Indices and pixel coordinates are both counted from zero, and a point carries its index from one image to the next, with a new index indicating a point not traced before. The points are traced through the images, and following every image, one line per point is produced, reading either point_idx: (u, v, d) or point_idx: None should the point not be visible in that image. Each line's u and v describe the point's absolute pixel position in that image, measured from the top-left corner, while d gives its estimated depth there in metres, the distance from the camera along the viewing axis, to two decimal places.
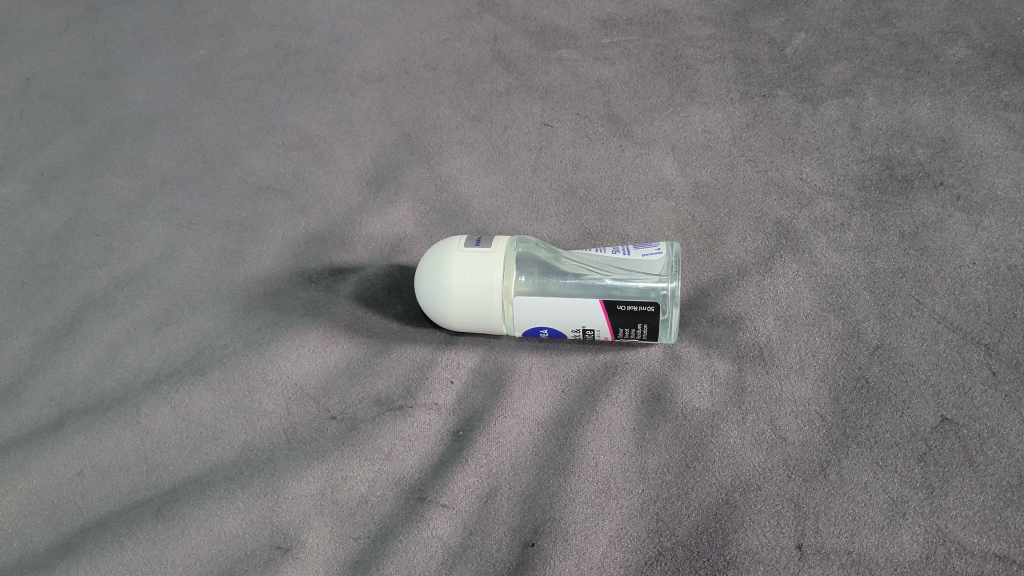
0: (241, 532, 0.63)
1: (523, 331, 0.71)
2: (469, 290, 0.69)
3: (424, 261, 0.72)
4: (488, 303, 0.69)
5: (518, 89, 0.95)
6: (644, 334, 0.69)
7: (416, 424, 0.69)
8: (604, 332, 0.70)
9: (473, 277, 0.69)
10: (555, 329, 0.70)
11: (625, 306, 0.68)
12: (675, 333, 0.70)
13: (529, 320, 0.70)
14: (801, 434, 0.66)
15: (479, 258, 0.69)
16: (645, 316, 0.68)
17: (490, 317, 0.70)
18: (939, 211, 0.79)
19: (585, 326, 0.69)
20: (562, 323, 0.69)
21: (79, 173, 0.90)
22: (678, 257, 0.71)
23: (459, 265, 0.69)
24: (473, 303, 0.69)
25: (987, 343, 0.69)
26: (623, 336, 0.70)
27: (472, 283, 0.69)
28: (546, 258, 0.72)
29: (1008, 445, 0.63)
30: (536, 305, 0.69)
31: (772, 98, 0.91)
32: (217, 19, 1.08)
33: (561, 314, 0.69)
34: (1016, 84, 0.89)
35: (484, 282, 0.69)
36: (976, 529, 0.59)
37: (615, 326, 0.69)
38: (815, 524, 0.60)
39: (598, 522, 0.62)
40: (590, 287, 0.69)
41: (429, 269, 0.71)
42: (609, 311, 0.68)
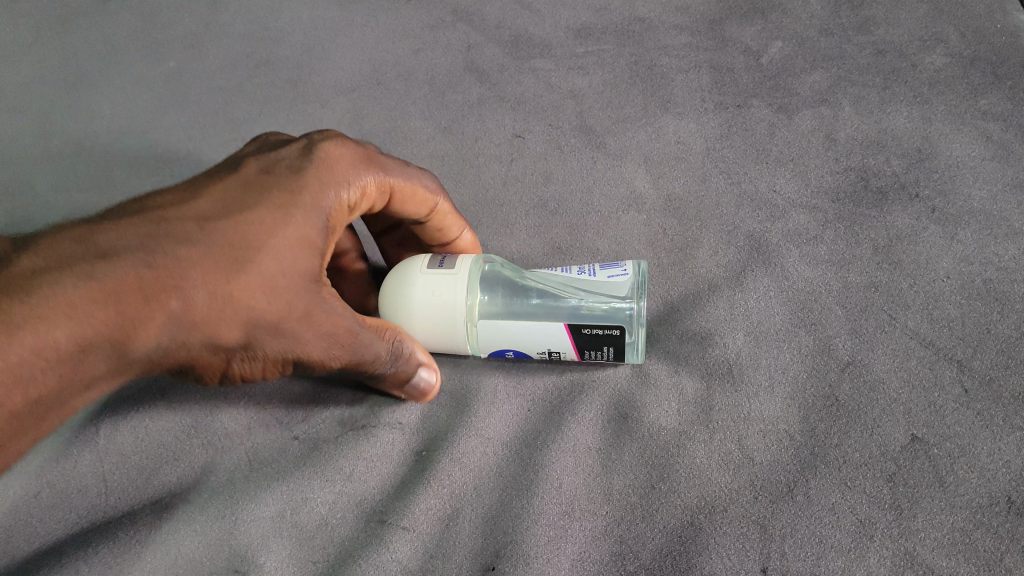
0: (197, 555, 0.62)
1: (489, 353, 0.70)
2: (433, 312, 0.68)
3: (387, 282, 0.71)
4: (450, 325, 0.68)
5: (490, 99, 0.93)
6: (611, 355, 0.68)
7: (379, 445, 0.69)
8: (570, 354, 0.69)
9: (437, 299, 0.68)
10: (520, 352, 0.69)
11: (590, 329, 0.66)
12: (643, 350, 0.69)
13: (493, 343, 0.69)
14: (768, 453, 0.65)
15: (443, 279, 0.68)
16: (611, 339, 0.67)
17: (452, 339, 0.69)
18: (912, 223, 0.78)
19: (550, 349, 0.68)
20: (527, 346, 0.68)
21: (46, 181, 0.86)
22: (645, 276, 0.70)
23: (423, 286, 0.68)
24: (437, 324, 0.68)
25: (959, 359, 0.68)
26: (589, 357, 0.69)
27: (436, 305, 0.68)
28: (512, 278, 0.72)
29: (978, 465, 0.62)
30: (500, 328, 0.68)
31: (746, 109, 0.89)
32: (188, 24, 1.03)
33: (525, 338, 0.68)
34: (994, 92, 0.88)
35: (449, 304, 0.67)
36: (944, 552, 0.58)
37: (581, 349, 0.68)
38: (781, 547, 0.60)
39: (559, 546, 0.61)
40: (557, 314, 0.69)
41: (392, 290, 0.70)
42: (574, 335, 0.67)
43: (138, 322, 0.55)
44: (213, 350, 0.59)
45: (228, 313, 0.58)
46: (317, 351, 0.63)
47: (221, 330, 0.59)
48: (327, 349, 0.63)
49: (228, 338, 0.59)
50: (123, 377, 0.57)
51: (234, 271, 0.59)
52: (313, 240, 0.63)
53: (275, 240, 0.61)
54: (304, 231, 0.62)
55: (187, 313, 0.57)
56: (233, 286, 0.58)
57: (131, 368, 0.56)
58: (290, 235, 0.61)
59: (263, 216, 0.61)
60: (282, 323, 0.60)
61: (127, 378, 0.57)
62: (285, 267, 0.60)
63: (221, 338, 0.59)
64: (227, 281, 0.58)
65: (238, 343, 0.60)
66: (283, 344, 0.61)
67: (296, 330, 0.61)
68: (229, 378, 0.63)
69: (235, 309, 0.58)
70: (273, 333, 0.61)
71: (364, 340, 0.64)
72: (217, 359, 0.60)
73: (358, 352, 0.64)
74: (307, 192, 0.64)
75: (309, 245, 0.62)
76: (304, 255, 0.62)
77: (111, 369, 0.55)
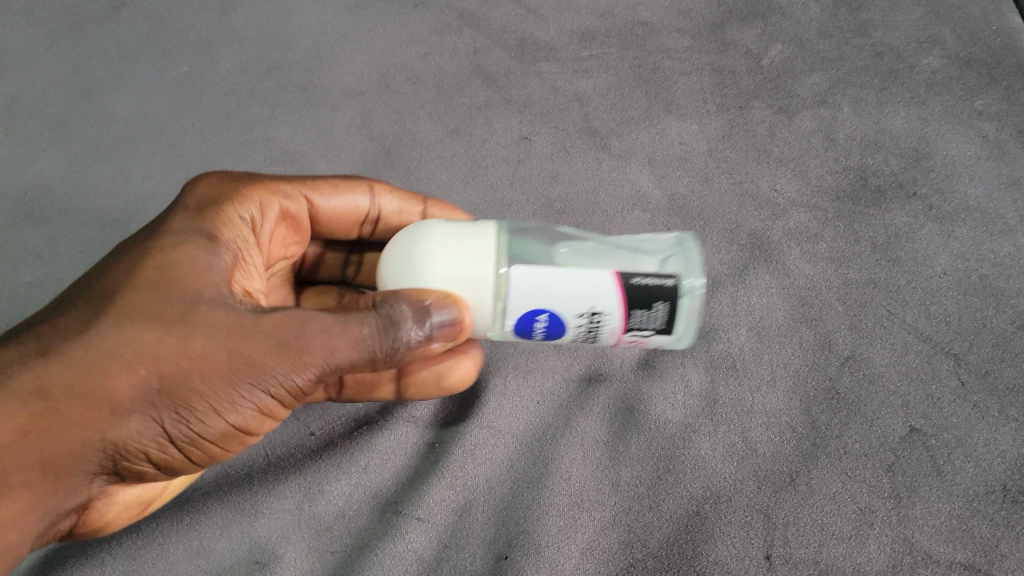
0: (219, 546, 0.64)
1: (518, 318, 0.60)
2: (457, 258, 0.59)
3: (397, 236, 0.62)
4: (482, 271, 0.58)
5: (497, 102, 0.94)
6: (663, 317, 0.60)
7: (393, 437, 0.71)
8: (615, 317, 0.60)
9: (464, 244, 0.59)
10: (554, 314, 0.59)
11: (641, 279, 0.59)
12: (697, 327, 0.62)
13: (526, 301, 0.59)
14: (772, 445, 0.67)
15: (466, 228, 0.61)
16: (665, 290, 0.59)
17: (480, 295, 0.59)
18: (910, 221, 0.80)
19: (593, 308, 0.59)
20: (567, 303, 0.59)
21: (65, 189, 0.88)
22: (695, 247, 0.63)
23: (445, 233, 0.60)
24: (460, 273, 0.58)
25: (956, 352, 0.71)
26: (635, 323, 0.60)
27: (462, 249, 0.59)
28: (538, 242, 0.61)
29: (975, 455, 0.65)
30: (540, 279, 0.58)
31: (747, 110, 0.91)
32: (197, 22, 1.02)
33: (567, 290, 0.58)
34: (989, 94, 0.90)
35: (477, 250, 0.59)
36: (941, 539, 0.61)
37: (630, 307, 0.59)
38: (784, 535, 0.62)
39: (569, 535, 0.64)
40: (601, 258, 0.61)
41: (403, 242, 0.61)
42: (627, 283, 0.59)
43: (40, 406, 0.49)
44: (143, 413, 0.51)
45: (138, 360, 0.51)
46: (266, 363, 0.53)
47: (138, 384, 0.51)
48: (278, 354, 0.53)
49: (151, 389, 0.51)
50: (55, 489, 0.51)
51: (133, 314, 0.53)
52: (227, 253, 0.59)
53: (174, 261, 0.56)
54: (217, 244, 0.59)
55: (92, 373, 0.51)
56: (137, 329, 0.52)
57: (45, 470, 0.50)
58: (192, 248, 0.57)
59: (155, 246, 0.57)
60: (202, 349, 0.52)
61: (60, 484, 0.51)
62: (199, 291, 0.55)
63: (142, 392, 0.51)
64: (128, 327, 0.52)
65: (166, 391, 0.51)
66: (218, 374, 0.52)
67: (226, 352, 0.52)
68: (200, 444, 0.54)
69: (149, 355, 0.51)
70: (200, 365, 0.52)
71: (325, 326, 0.55)
72: (154, 425, 0.52)
73: (319, 341, 0.54)
74: (209, 211, 0.62)
75: (224, 263, 0.58)
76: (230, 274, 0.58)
77: (20, 480, 0.49)
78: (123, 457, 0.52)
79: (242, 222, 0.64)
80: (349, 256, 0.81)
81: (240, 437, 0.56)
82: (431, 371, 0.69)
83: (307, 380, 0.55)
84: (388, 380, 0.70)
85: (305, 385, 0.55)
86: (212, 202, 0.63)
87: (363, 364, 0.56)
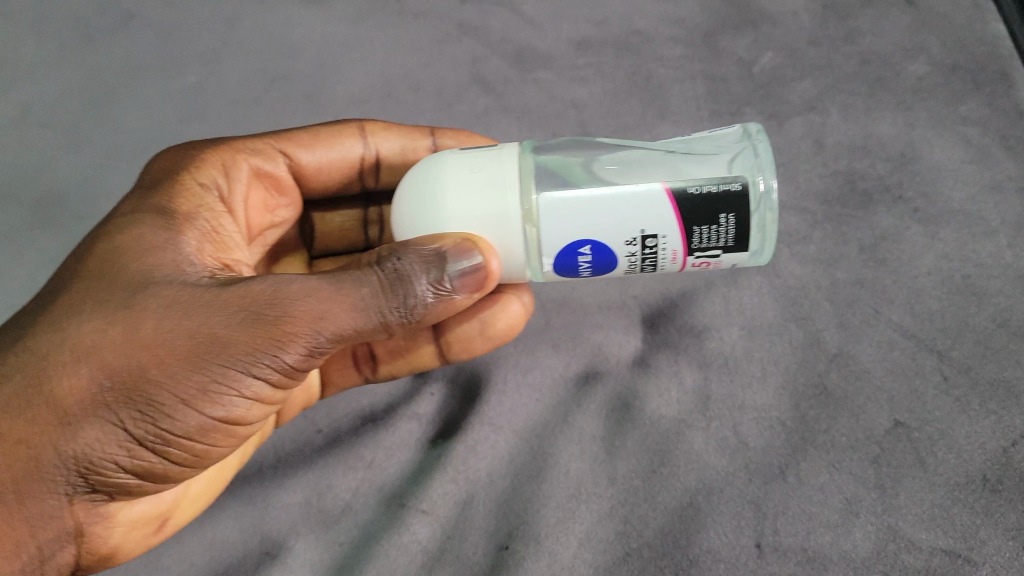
0: (231, 539, 0.68)
1: (563, 250, 0.60)
2: (474, 191, 0.60)
3: (414, 171, 0.63)
4: (501, 209, 0.59)
5: (496, 110, 0.97)
6: (728, 232, 0.59)
7: (398, 433, 0.74)
8: (672, 237, 0.59)
9: (480, 174, 0.60)
10: (601, 244, 0.60)
11: (696, 191, 0.58)
12: (772, 241, 0.61)
13: (565, 232, 0.59)
14: (762, 438, 0.70)
15: (484, 156, 0.62)
16: (725, 201, 0.58)
17: (505, 232, 0.60)
18: (896, 223, 0.82)
19: (646, 230, 0.59)
20: (611, 232, 0.59)
21: (78, 197, 0.91)
22: (765, 147, 0.62)
23: (461, 164, 0.61)
24: (479, 208, 0.60)
25: (940, 349, 0.73)
26: (695, 241, 0.60)
27: (478, 181, 0.60)
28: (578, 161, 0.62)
29: (957, 446, 0.68)
30: (583, 207, 0.59)
31: (739, 117, 0.93)
32: (200, 28, 1.03)
33: (608, 218, 0.59)
34: (974, 99, 0.89)
35: (494, 180, 0.60)
36: (923, 526, 0.64)
37: (687, 225, 0.59)
38: (774, 524, 0.65)
39: (568, 525, 0.67)
40: (650, 175, 0.60)
41: (420, 177, 0.62)
42: (677, 199, 0.58)
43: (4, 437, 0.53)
44: (98, 416, 0.54)
45: (88, 360, 0.54)
46: (233, 341, 0.54)
47: (91, 387, 0.54)
48: (244, 329, 0.54)
49: (104, 389, 0.54)
50: (25, 511, 0.54)
51: (85, 311, 0.56)
52: (193, 225, 0.64)
53: (126, 245, 0.59)
54: (174, 218, 0.63)
55: (43, 388, 0.54)
56: (88, 326, 0.55)
57: (11, 496, 0.54)
58: (149, 225, 0.61)
59: (108, 229, 0.61)
60: (155, 337, 0.54)
61: (30, 505, 0.54)
62: (152, 275, 0.57)
63: (93, 395, 0.54)
64: (79, 325, 0.55)
65: (121, 387, 0.53)
66: (181, 361, 0.54)
67: (187, 336, 0.54)
68: (174, 440, 0.55)
69: (100, 354, 0.54)
70: (157, 354, 0.54)
71: (300, 291, 0.55)
72: (114, 427, 0.54)
73: (296, 307, 0.55)
74: (174, 187, 0.67)
75: (185, 236, 0.62)
76: (193, 246, 0.62)
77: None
78: (90, 467, 0.54)
79: (207, 191, 0.69)
80: (367, 213, 0.86)
81: (224, 427, 0.57)
82: (474, 322, 0.74)
83: (298, 354, 0.55)
84: (430, 342, 0.75)
85: (297, 359, 0.56)
86: (173, 175, 0.69)
87: (367, 324, 0.56)
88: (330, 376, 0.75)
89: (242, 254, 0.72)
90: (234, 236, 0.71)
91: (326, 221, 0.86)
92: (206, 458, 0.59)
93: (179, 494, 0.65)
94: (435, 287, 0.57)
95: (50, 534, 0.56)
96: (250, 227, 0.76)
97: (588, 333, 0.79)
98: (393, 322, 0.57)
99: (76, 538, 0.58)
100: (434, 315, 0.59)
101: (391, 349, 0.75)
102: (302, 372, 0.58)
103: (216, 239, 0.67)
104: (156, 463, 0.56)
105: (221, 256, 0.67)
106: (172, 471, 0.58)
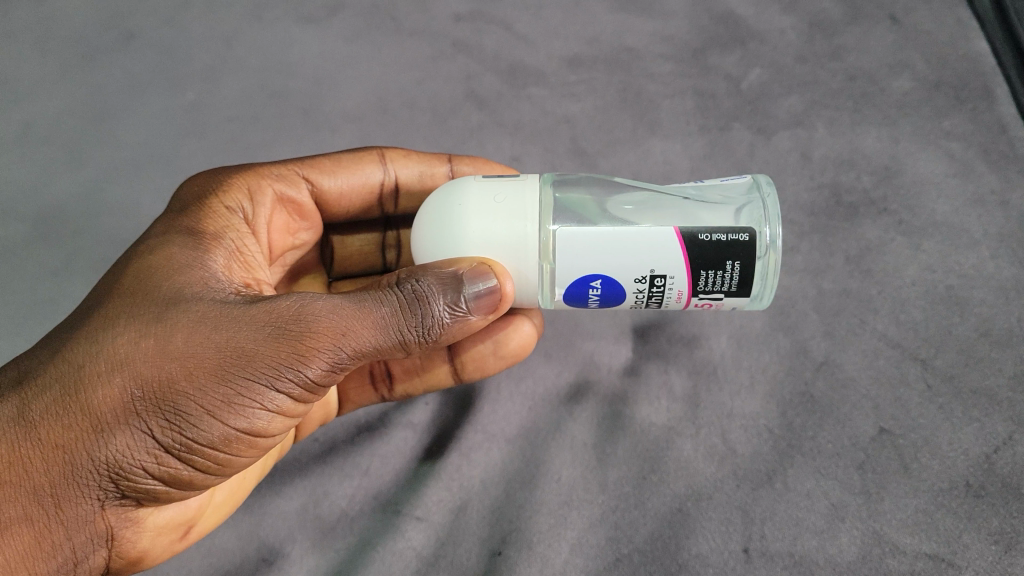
0: (229, 545, 0.70)
1: (573, 283, 0.61)
2: (494, 218, 0.61)
3: (435, 197, 0.65)
4: (518, 239, 0.61)
5: (490, 125, 0.99)
6: (733, 278, 0.60)
7: (393, 441, 0.75)
8: (680, 279, 0.60)
9: (500, 203, 0.62)
10: (610, 278, 0.61)
11: (706, 236, 0.60)
12: (772, 288, 0.63)
13: (575, 267, 0.60)
14: (750, 445, 0.72)
15: (505, 186, 0.63)
16: (733, 248, 0.60)
17: (521, 260, 0.61)
18: (881, 235, 0.83)
19: (656, 270, 0.60)
20: (621, 269, 0.60)
21: (79, 212, 0.93)
22: (775, 198, 0.63)
23: (482, 192, 0.63)
24: (496, 235, 0.61)
25: (924, 358, 0.75)
26: (702, 285, 0.61)
27: (498, 209, 0.62)
28: (592, 199, 0.65)
29: (941, 453, 0.69)
30: (595, 243, 0.60)
31: (728, 131, 0.94)
32: (198, 47, 1.05)
33: (619, 255, 0.60)
34: (957, 114, 0.90)
35: (514, 210, 0.61)
36: (908, 531, 0.66)
37: (695, 267, 0.60)
38: (761, 529, 0.67)
39: (560, 531, 0.69)
40: (661, 218, 0.62)
41: (440, 202, 0.64)
42: (687, 242, 0.60)
43: (38, 444, 0.53)
44: (128, 425, 0.53)
45: (119, 370, 0.54)
46: (259, 354, 0.54)
47: (120, 396, 0.53)
48: (270, 344, 0.54)
49: (135, 398, 0.53)
50: (59, 518, 0.53)
51: (117, 324, 0.56)
52: (221, 245, 0.66)
53: (155, 264, 0.60)
54: (201, 239, 0.64)
55: (78, 395, 0.53)
56: (120, 337, 0.55)
57: (45, 501, 0.53)
58: (179, 246, 0.62)
59: (139, 250, 0.62)
60: (185, 350, 0.54)
61: (64, 511, 0.53)
62: (179, 291, 0.58)
63: (124, 404, 0.53)
64: (111, 336, 0.55)
65: (151, 397, 0.53)
66: (208, 374, 0.54)
67: (215, 350, 0.54)
68: (200, 451, 0.55)
69: (132, 364, 0.54)
70: (186, 366, 0.54)
71: (324, 307, 0.56)
72: (143, 435, 0.54)
73: (320, 323, 0.55)
74: (201, 208, 0.68)
75: (214, 257, 0.63)
76: (220, 265, 0.63)
77: (19, 512, 0.52)
78: (121, 474, 0.54)
79: (234, 213, 0.70)
80: (385, 237, 0.88)
81: (247, 440, 0.57)
82: (489, 342, 0.73)
83: (321, 370, 0.55)
84: (446, 363, 0.75)
85: (320, 374, 0.56)
86: (201, 198, 0.70)
87: (386, 341, 0.57)
88: (348, 394, 0.75)
89: (265, 274, 0.72)
90: (257, 256, 0.72)
91: (345, 244, 0.88)
92: (230, 468, 0.58)
93: (204, 502, 0.65)
94: (451, 309, 0.58)
95: (83, 537, 0.55)
96: (272, 249, 0.77)
97: (580, 343, 0.80)
98: (411, 342, 0.58)
99: (108, 542, 0.57)
100: (450, 334, 0.60)
101: (408, 368, 0.75)
102: (322, 388, 0.58)
103: (242, 258, 0.68)
104: (182, 473, 0.56)
105: (247, 276, 0.68)
106: (197, 480, 0.57)
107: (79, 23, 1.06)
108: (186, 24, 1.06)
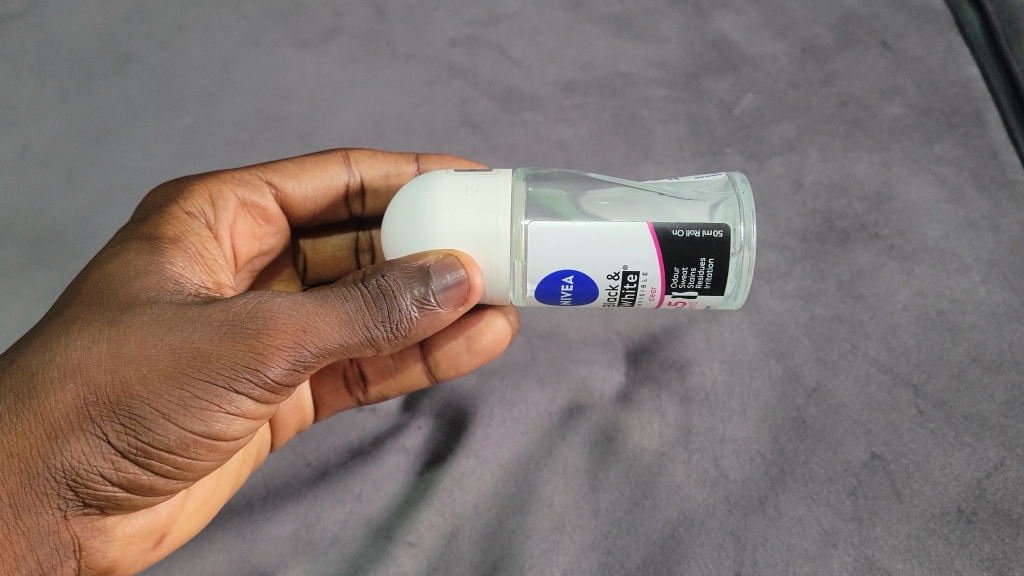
0: (220, 570, 0.70)
1: (544, 280, 0.62)
2: (466, 212, 0.61)
3: (407, 190, 0.65)
4: (490, 233, 0.61)
5: (484, 150, 0.99)
6: (707, 275, 0.61)
7: (386, 466, 0.75)
8: (653, 275, 0.61)
9: (473, 196, 0.62)
10: (583, 275, 0.61)
11: (680, 233, 0.60)
12: (747, 286, 0.64)
13: (548, 262, 0.61)
14: (743, 471, 0.72)
15: (479, 180, 0.64)
16: (708, 246, 0.61)
17: (493, 254, 0.61)
18: (873, 260, 0.84)
19: (628, 266, 0.61)
20: (593, 265, 0.61)
21: (74, 235, 0.93)
22: (751, 198, 0.64)
23: (455, 185, 0.63)
24: (469, 228, 0.61)
25: (916, 383, 0.75)
26: (675, 282, 0.62)
27: (470, 202, 0.62)
28: (566, 195, 0.65)
29: (932, 479, 0.69)
30: (566, 239, 0.60)
31: (721, 156, 0.95)
32: (196, 72, 1.05)
33: (593, 251, 0.60)
34: (949, 139, 0.90)
35: (487, 202, 0.62)
36: (899, 557, 0.66)
37: (668, 265, 0.61)
38: (753, 555, 0.67)
39: (552, 557, 0.69)
40: (635, 214, 0.62)
41: (411, 195, 0.64)
42: (661, 239, 0.60)
43: None
44: (83, 429, 0.53)
45: (73, 375, 0.54)
46: (215, 355, 0.54)
47: (75, 402, 0.54)
48: (226, 343, 0.55)
49: (89, 403, 0.54)
50: (20, 528, 0.53)
51: (71, 332, 0.56)
52: (181, 249, 0.66)
53: (112, 272, 0.61)
54: (160, 243, 0.65)
55: (30, 403, 0.54)
56: (75, 344, 0.55)
57: (6, 512, 0.53)
58: (137, 252, 0.63)
59: (96, 260, 0.63)
60: (139, 353, 0.54)
61: (24, 520, 0.53)
62: (134, 296, 0.58)
63: (79, 409, 0.53)
64: (66, 343, 0.56)
65: (105, 401, 0.54)
66: (164, 375, 0.54)
67: (170, 352, 0.54)
68: (158, 455, 0.55)
69: (85, 369, 0.54)
70: (140, 369, 0.54)
71: (283, 306, 0.56)
72: (99, 440, 0.54)
73: (277, 320, 0.55)
74: (162, 215, 0.69)
75: (172, 260, 0.64)
76: (181, 267, 0.64)
77: None
78: (79, 481, 0.54)
79: (195, 218, 0.71)
80: (358, 238, 0.89)
81: (209, 443, 0.56)
82: (461, 338, 0.75)
83: (282, 369, 0.55)
84: (419, 361, 0.77)
85: (282, 374, 0.56)
86: (161, 206, 0.70)
87: (351, 338, 0.57)
88: (323, 398, 0.78)
89: (227, 277, 0.72)
90: (220, 260, 0.72)
91: (318, 248, 0.89)
92: (194, 471, 0.58)
93: (173, 510, 0.65)
94: (419, 303, 0.59)
95: (48, 548, 0.55)
96: (237, 255, 0.77)
97: (573, 368, 0.80)
98: (379, 338, 0.58)
99: (76, 553, 0.57)
100: (420, 330, 0.60)
101: (381, 369, 0.77)
102: (286, 388, 0.58)
103: (204, 261, 0.68)
104: (142, 477, 0.56)
105: (210, 279, 0.68)
106: (159, 485, 0.57)
107: (79, 47, 1.07)
108: (184, 48, 1.07)
